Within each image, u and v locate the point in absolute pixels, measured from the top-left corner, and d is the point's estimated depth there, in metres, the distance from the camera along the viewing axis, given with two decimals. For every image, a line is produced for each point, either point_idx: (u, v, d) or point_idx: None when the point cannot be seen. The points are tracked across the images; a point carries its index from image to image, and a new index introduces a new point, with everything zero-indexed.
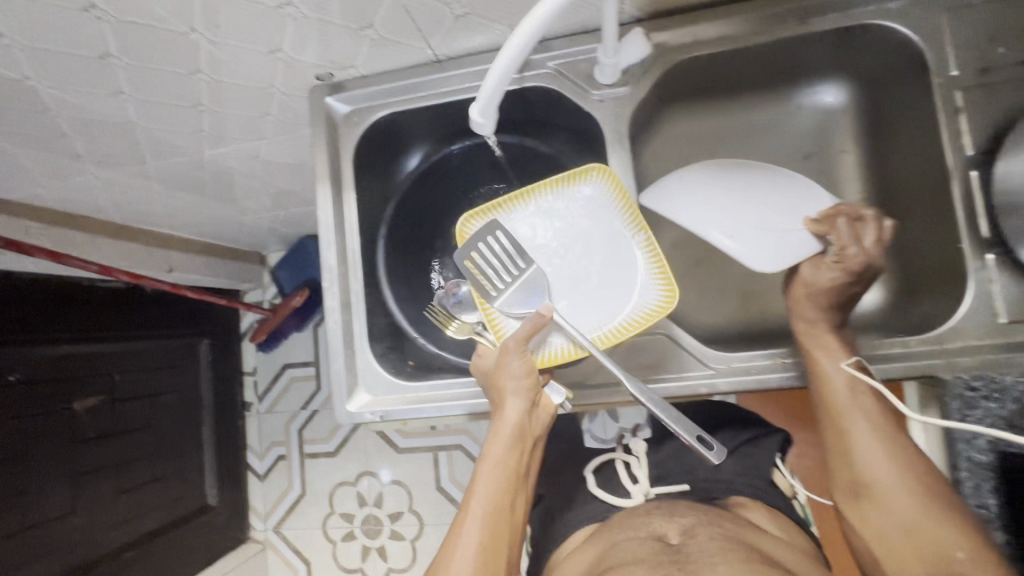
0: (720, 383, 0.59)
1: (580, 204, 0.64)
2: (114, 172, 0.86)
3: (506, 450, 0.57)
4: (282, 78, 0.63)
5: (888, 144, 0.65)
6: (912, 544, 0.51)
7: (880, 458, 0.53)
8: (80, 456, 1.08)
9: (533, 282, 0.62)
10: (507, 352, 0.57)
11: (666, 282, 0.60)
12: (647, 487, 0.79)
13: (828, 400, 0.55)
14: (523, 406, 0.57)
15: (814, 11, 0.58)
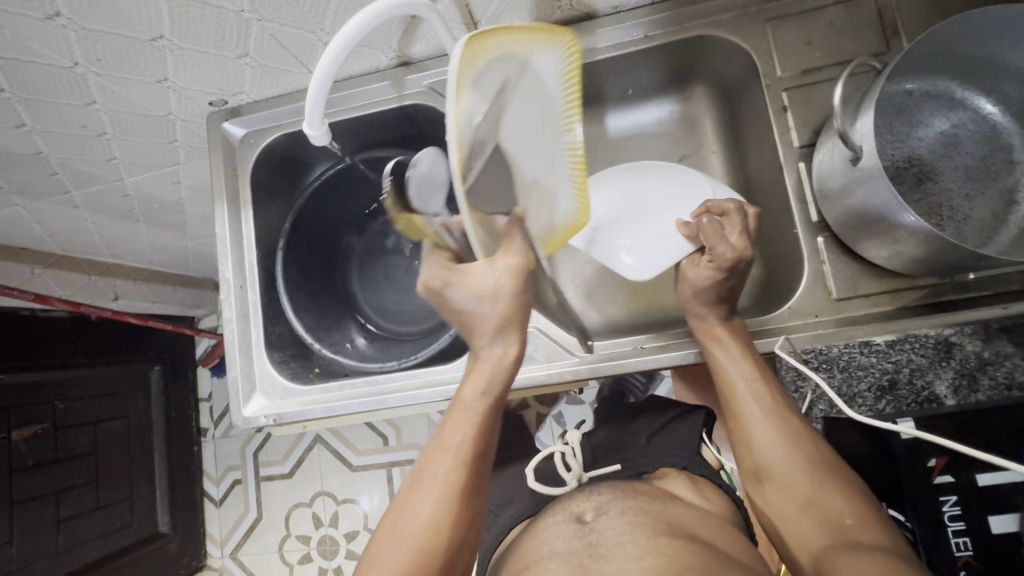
0: (584, 370, 0.64)
1: (539, 69, 0.46)
2: (39, 202, 0.90)
3: (491, 392, 0.51)
4: (177, 106, 0.68)
5: (743, 144, 0.70)
6: (810, 518, 0.49)
7: (772, 439, 0.52)
8: (16, 485, 1.08)
9: (502, 169, 0.42)
10: (515, 273, 0.47)
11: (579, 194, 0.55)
12: (579, 471, 0.79)
13: (727, 386, 0.56)
14: (514, 346, 0.51)
15: (656, 25, 0.63)
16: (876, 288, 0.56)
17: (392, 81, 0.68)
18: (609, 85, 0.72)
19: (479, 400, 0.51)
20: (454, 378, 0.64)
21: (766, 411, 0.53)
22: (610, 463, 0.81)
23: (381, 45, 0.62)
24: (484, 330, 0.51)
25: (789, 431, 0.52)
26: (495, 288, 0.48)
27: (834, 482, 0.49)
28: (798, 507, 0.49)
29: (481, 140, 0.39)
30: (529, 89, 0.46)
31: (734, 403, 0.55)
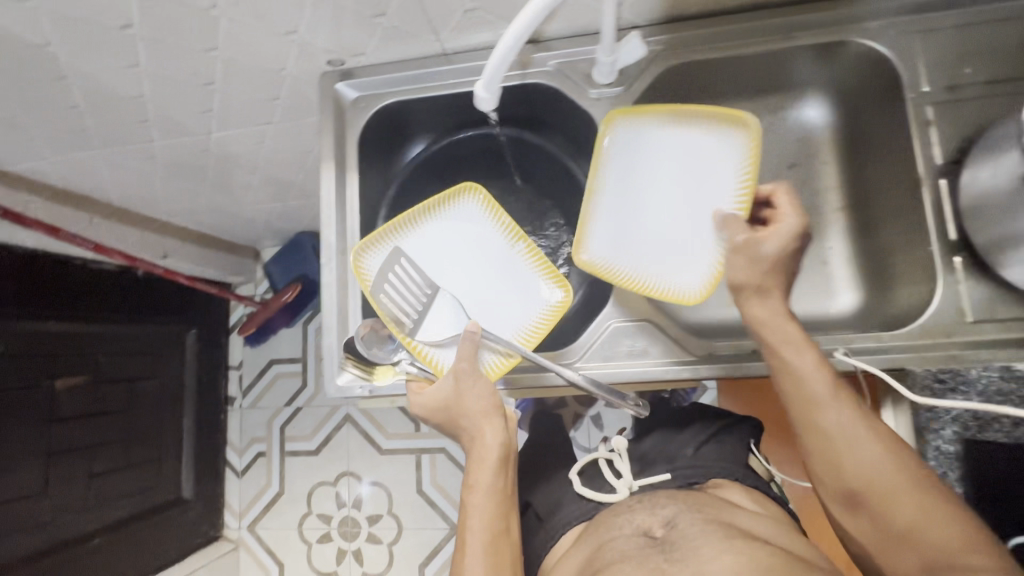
0: (703, 369, 0.61)
1: (456, 226, 0.69)
2: (118, 149, 0.88)
3: (490, 475, 0.60)
4: (294, 62, 0.66)
5: (863, 156, 0.69)
6: (906, 539, 0.50)
7: (865, 455, 0.51)
8: (53, 435, 1.06)
9: (445, 303, 0.66)
10: (463, 375, 0.61)
11: (556, 280, 0.67)
12: (631, 479, 0.76)
13: (804, 398, 0.53)
14: (499, 428, 0.61)
15: (801, 26, 0.61)
16: (1018, 313, 0.54)
17: (518, 57, 0.66)
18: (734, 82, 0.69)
19: (482, 495, 0.60)
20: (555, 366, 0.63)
21: (851, 433, 0.51)
22: (660, 472, 0.77)
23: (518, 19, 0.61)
24: (463, 425, 0.62)
25: (878, 451, 0.51)
26: (455, 392, 0.61)
27: (926, 497, 0.50)
28: (892, 528, 0.50)
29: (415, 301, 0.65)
30: (452, 243, 0.69)
31: (814, 417, 0.53)
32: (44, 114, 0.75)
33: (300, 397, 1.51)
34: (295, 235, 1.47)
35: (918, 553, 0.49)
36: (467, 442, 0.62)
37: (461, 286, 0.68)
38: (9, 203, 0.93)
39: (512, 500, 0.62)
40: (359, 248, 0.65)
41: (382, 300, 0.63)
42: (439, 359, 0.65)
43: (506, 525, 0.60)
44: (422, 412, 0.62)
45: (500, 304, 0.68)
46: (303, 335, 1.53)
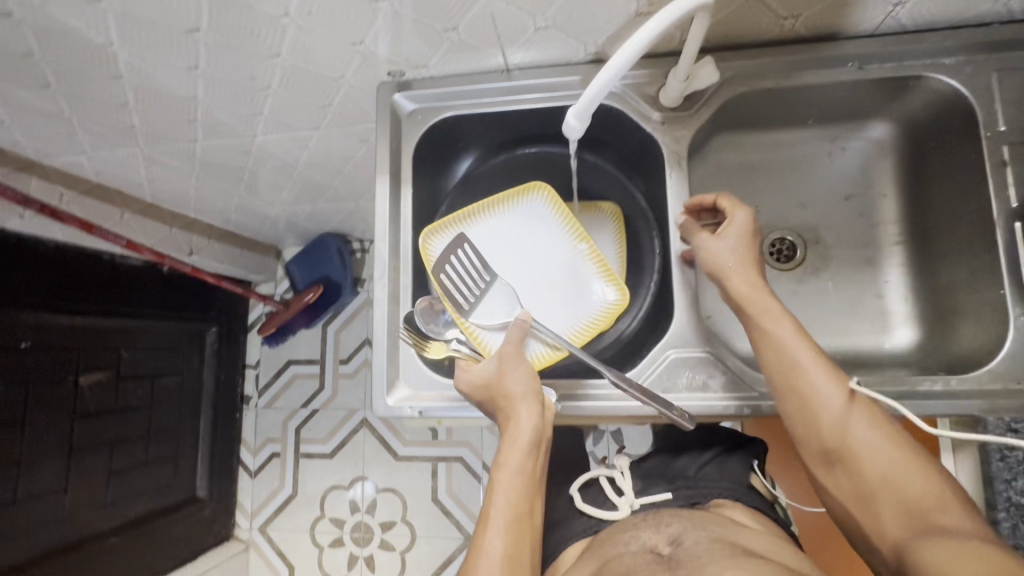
0: (765, 406, 0.57)
1: (521, 220, 0.70)
2: (160, 147, 0.87)
3: (520, 456, 0.57)
4: (354, 71, 0.65)
5: (927, 190, 0.68)
6: (891, 501, 0.49)
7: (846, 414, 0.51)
8: (76, 431, 1.04)
9: (502, 292, 0.66)
10: (508, 359, 0.60)
11: (613, 280, 0.67)
12: (633, 498, 0.71)
13: (784, 362, 0.53)
14: (535, 412, 0.58)
15: (874, 58, 0.61)
16: None
17: (582, 76, 0.65)
18: (796, 109, 0.68)
19: (512, 474, 0.56)
20: (615, 395, 0.61)
21: (830, 393, 0.52)
22: (661, 491, 0.72)
23: (588, 38, 0.60)
24: (500, 406, 0.59)
25: (849, 405, 0.51)
26: (499, 374, 0.60)
27: (906, 455, 0.49)
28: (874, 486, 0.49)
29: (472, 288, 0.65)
30: (514, 236, 0.70)
31: (795, 380, 0.53)
32: (94, 111, 0.74)
33: (317, 399, 1.50)
34: (318, 235, 1.46)
35: (900, 513, 0.48)
36: (502, 421, 0.59)
37: (522, 278, 0.69)
38: (45, 197, 0.92)
39: (539, 485, 0.59)
40: (429, 232, 0.67)
41: (442, 282, 0.63)
42: (489, 341, 0.64)
43: (529, 509, 0.56)
44: (467, 388, 0.60)
45: (558, 299, 0.68)
46: (322, 335, 1.52)
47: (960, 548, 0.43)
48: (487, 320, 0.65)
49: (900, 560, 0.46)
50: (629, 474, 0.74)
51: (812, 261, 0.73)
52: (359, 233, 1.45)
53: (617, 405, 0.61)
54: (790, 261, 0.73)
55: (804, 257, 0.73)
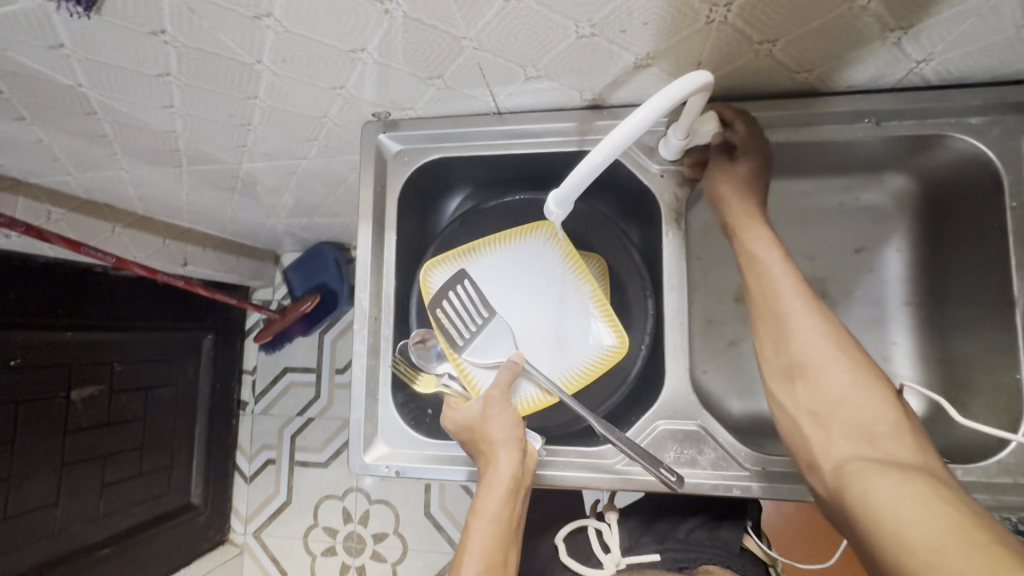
0: (755, 486, 0.55)
1: (525, 257, 0.67)
2: (145, 169, 0.85)
3: (498, 503, 0.54)
4: (337, 111, 0.62)
5: (943, 251, 0.64)
6: (843, 422, 0.46)
7: (815, 336, 0.48)
8: (68, 446, 1.05)
9: (497, 331, 0.64)
10: (494, 402, 0.59)
11: (614, 327, 0.65)
12: (619, 556, 0.69)
13: (759, 278, 0.52)
14: (515, 457, 0.55)
15: (893, 115, 0.56)
16: None
17: (578, 123, 0.61)
18: (805, 160, 0.64)
19: (487, 522, 0.53)
20: (600, 464, 0.59)
21: (800, 311, 0.49)
22: (648, 550, 0.70)
23: (583, 87, 0.56)
24: (481, 449, 0.57)
25: (822, 332, 0.48)
26: (482, 415, 0.58)
27: (872, 391, 0.46)
28: (831, 411, 0.46)
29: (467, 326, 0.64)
30: (514, 273, 0.66)
31: (771, 295, 0.51)
32: (73, 139, 0.72)
33: (312, 407, 1.50)
34: (317, 244, 1.44)
35: (853, 438, 0.44)
36: (481, 466, 0.56)
37: (519, 318, 0.65)
38: (32, 215, 0.90)
39: (517, 540, 0.55)
40: (431, 263, 0.66)
41: (439, 316, 0.64)
42: (479, 380, 0.64)
43: (506, 558, 0.53)
44: (450, 427, 0.59)
45: (553, 342, 0.65)
46: (319, 344, 1.51)
47: (900, 476, 0.39)
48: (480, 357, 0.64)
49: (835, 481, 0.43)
50: (615, 528, 0.72)
51: None
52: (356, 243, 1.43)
53: (601, 475, 0.58)
54: None
55: None
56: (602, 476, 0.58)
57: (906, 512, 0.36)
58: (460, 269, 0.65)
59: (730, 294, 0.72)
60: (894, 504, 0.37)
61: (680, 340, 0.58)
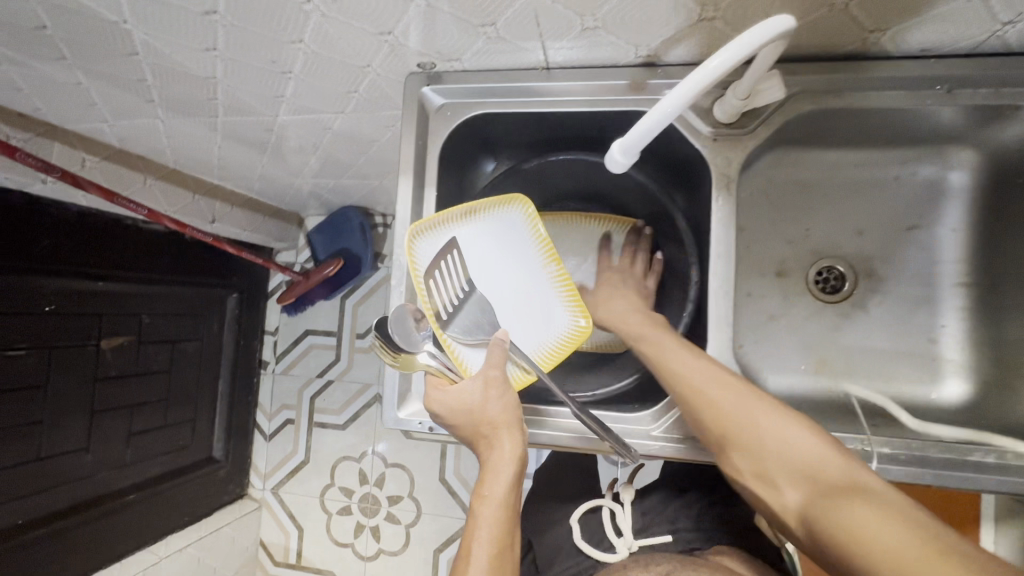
0: None
1: (499, 230, 0.63)
2: (179, 120, 0.84)
3: (503, 491, 0.55)
4: (381, 60, 0.60)
5: (1007, 231, 0.62)
6: (800, 487, 0.45)
7: (736, 404, 0.50)
8: (97, 394, 1.07)
9: (480, 305, 0.63)
10: (493, 384, 0.58)
11: (580, 311, 0.63)
12: (631, 540, 0.71)
13: (682, 377, 0.53)
14: (518, 441, 0.57)
15: (968, 83, 0.53)
16: None
17: (630, 80, 0.59)
18: (864, 128, 0.62)
19: (493, 508, 0.54)
20: (639, 429, 0.61)
21: (721, 390, 0.51)
22: (661, 532, 0.73)
23: (640, 40, 0.54)
24: (482, 433, 0.57)
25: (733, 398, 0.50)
26: (481, 399, 0.58)
27: (801, 434, 0.48)
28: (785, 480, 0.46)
29: (446, 299, 0.61)
30: (482, 247, 0.63)
31: (688, 390, 0.52)
32: (110, 83, 0.71)
33: (333, 370, 1.51)
34: (342, 208, 1.43)
35: (820, 495, 0.44)
36: (484, 451, 0.57)
37: (489, 295, 0.63)
38: (67, 162, 0.91)
39: (518, 536, 0.56)
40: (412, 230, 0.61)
41: (425, 288, 0.61)
42: (466, 358, 0.62)
43: (511, 547, 0.54)
44: (442, 411, 0.58)
45: (517, 320, 0.63)
46: (340, 309, 1.52)
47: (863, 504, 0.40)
48: (463, 335, 0.62)
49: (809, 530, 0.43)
50: (629, 511, 0.74)
51: (860, 296, 0.68)
52: (381, 208, 1.42)
53: (637, 440, 0.60)
54: (836, 293, 0.69)
55: (852, 291, 0.69)
56: (639, 440, 0.60)
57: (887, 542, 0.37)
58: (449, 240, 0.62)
59: (772, 267, 0.70)
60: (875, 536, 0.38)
61: (724, 309, 0.57)
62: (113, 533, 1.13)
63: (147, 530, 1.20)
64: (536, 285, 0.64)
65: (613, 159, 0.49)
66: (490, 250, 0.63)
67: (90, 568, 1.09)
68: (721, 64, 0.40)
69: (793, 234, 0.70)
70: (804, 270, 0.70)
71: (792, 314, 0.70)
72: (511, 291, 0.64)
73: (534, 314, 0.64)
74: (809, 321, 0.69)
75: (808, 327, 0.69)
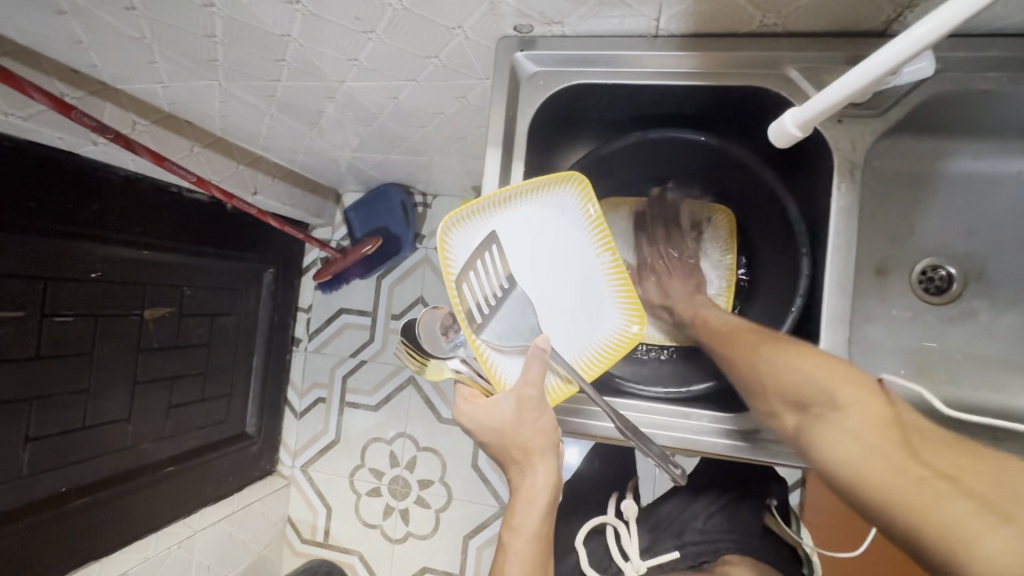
0: None
1: (550, 217, 0.59)
2: (238, 84, 0.80)
3: (535, 520, 0.54)
4: (475, 22, 0.55)
5: None
6: (835, 434, 0.43)
7: (781, 361, 0.49)
8: (140, 364, 1.05)
9: (520, 306, 0.58)
10: (527, 404, 0.54)
11: (633, 308, 0.62)
12: (639, 564, 0.68)
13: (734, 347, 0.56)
14: (552, 467, 0.55)
15: None
16: None
17: (746, 54, 0.54)
18: (996, 117, 0.56)
19: (525, 542, 0.54)
20: (736, 433, 0.57)
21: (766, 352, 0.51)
22: (668, 549, 0.71)
23: (768, 8, 0.49)
24: (514, 457, 0.55)
25: (773, 354, 0.50)
26: (514, 419, 0.54)
27: (843, 380, 0.45)
28: (821, 428, 0.44)
29: (484, 299, 0.57)
30: (536, 236, 0.59)
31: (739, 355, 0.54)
32: (175, 37, 0.67)
33: (366, 350, 1.48)
34: (382, 184, 1.38)
35: (856, 440, 0.41)
36: (517, 475, 0.56)
37: (540, 291, 0.59)
38: (119, 124, 0.88)
39: (550, 553, 0.58)
40: (451, 219, 0.55)
41: (456, 290, 0.55)
42: (499, 366, 0.58)
43: (543, 571, 0.55)
44: (471, 425, 0.56)
45: (570, 318, 0.61)
46: (375, 289, 1.48)
47: (894, 455, 0.38)
48: (498, 338, 0.58)
49: (802, 451, 0.46)
50: (634, 532, 0.71)
51: (967, 299, 0.64)
52: (423, 187, 1.37)
53: (733, 444, 0.56)
54: (942, 295, 0.64)
55: (960, 292, 0.64)
56: (737, 443, 0.56)
57: (872, 471, 0.39)
58: (491, 233, 0.57)
59: (872, 265, 0.65)
60: (860, 462, 0.40)
61: (841, 307, 0.52)
62: (152, 504, 1.12)
63: (183, 503, 1.20)
64: (587, 278, 0.61)
65: (784, 132, 0.46)
66: (544, 241, 0.59)
67: (129, 537, 1.08)
68: (926, 34, 0.34)
69: (896, 230, 0.65)
70: (907, 268, 0.65)
71: (889, 315, 0.65)
72: (564, 285, 0.60)
73: (585, 311, 0.61)
74: (909, 323, 0.65)
75: (906, 329, 0.65)
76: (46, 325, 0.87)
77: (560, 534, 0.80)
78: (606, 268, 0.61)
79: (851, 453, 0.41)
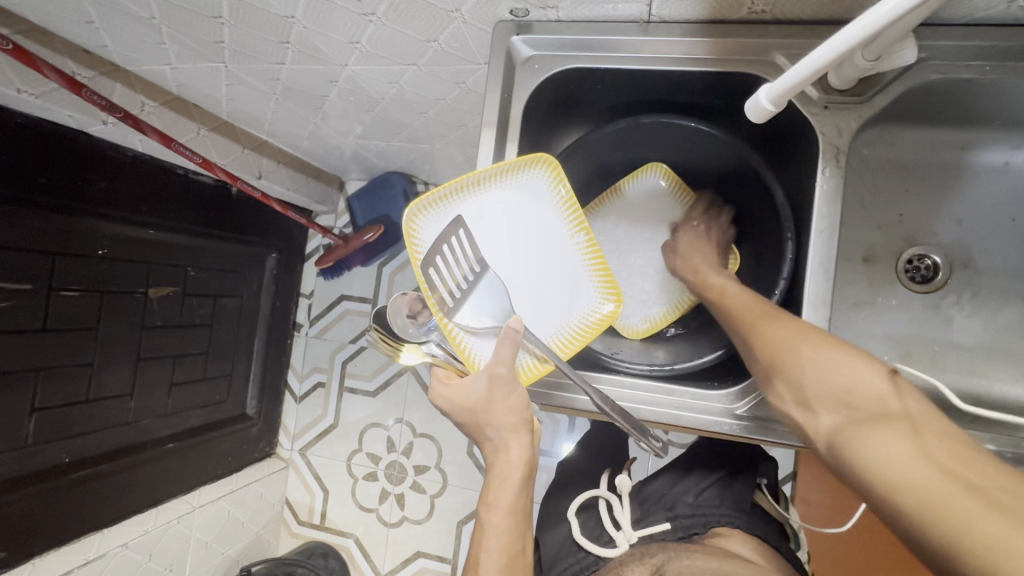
0: None
1: (521, 199, 0.61)
2: (244, 67, 0.82)
3: (510, 495, 0.56)
4: (471, 6, 0.57)
5: None
6: (887, 442, 0.39)
7: (818, 356, 0.45)
8: (143, 342, 1.08)
9: (494, 288, 0.60)
10: (498, 383, 0.56)
11: (608, 287, 0.63)
12: (631, 533, 0.70)
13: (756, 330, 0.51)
14: (525, 443, 0.57)
15: None
16: None
17: (735, 41, 0.55)
18: (980, 107, 0.57)
19: (501, 515, 0.56)
20: (716, 406, 0.58)
21: (797, 344, 0.47)
22: (659, 521, 0.72)
23: None
24: (488, 434, 0.57)
25: (812, 346, 0.46)
26: (486, 398, 0.56)
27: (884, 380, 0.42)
28: (865, 437, 0.40)
29: (455, 282, 0.58)
30: (507, 219, 0.61)
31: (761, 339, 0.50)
32: (182, 19, 0.69)
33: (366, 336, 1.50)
34: (385, 172, 1.40)
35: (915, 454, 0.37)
36: (491, 452, 0.58)
37: (513, 273, 0.61)
38: (127, 104, 0.90)
39: (530, 525, 0.59)
40: (416, 207, 0.57)
41: (423, 277, 0.56)
42: (472, 348, 0.60)
43: (521, 544, 0.57)
44: (448, 406, 0.59)
45: (544, 300, 0.62)
46: (376, 276, 1.50)
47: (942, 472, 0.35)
48: (470, 321, 0.60)
49: (839, 457, 0.42)
50: (628, 504, 0.73)
51: (954, 287, 0.65)
52: (426, 175, 1.39)
53: (715, 418, 0.58)
54: (928, 283, 0.65)
55: (945, 281, 0.65)
56: (717, 417, 0.58)
57: (908, 476, 0.36)
58: (458, 218, 0.58)
59: (860, 252, 0.66)
60: (899, 465, 0.37)
61: (823, 287, 0.54)
62: (153, 479, 1.14)
63: (182, 480, 1.22)
64: (561, 259, 0.63)
65: (759, 107, 0.47)
66: (514, 224, 0.61)
67: (130, 511, 1.11)
68: (902, 2, 0.36)
69: (883, 218, 0.66)
70: (893, 256, 0.66)
71: (877, 301, 0.66)
72: (538, 266, 0.62)
73: (560, 292, 0.63)
74: (895, 310, 0.66)
75: (892, 315, 0.66)
76: (53, 298, 0.90)
77: (553, 512, 0.81)
78: (580, 250, 0.63)
79: (903, 462, 0.37)
